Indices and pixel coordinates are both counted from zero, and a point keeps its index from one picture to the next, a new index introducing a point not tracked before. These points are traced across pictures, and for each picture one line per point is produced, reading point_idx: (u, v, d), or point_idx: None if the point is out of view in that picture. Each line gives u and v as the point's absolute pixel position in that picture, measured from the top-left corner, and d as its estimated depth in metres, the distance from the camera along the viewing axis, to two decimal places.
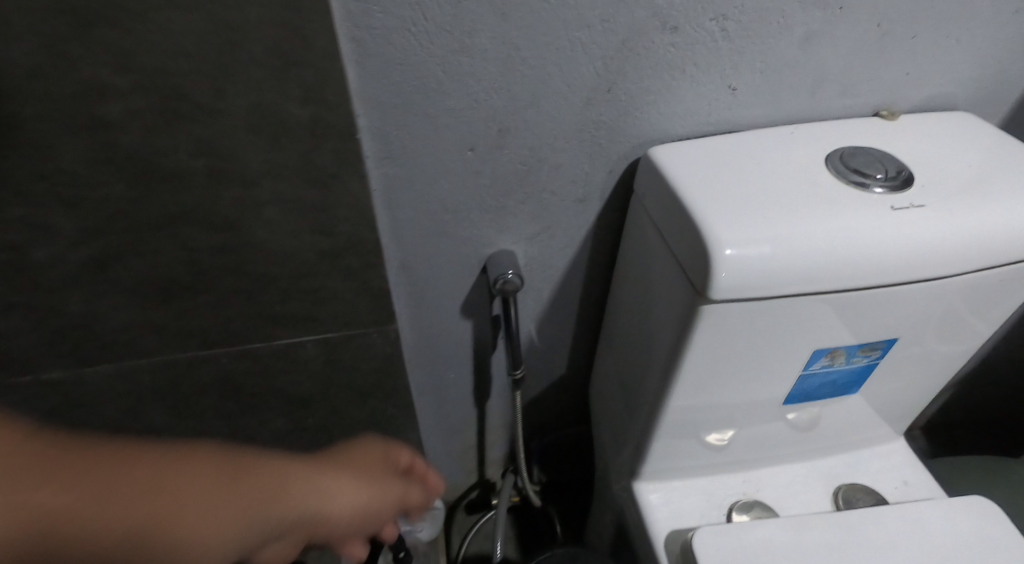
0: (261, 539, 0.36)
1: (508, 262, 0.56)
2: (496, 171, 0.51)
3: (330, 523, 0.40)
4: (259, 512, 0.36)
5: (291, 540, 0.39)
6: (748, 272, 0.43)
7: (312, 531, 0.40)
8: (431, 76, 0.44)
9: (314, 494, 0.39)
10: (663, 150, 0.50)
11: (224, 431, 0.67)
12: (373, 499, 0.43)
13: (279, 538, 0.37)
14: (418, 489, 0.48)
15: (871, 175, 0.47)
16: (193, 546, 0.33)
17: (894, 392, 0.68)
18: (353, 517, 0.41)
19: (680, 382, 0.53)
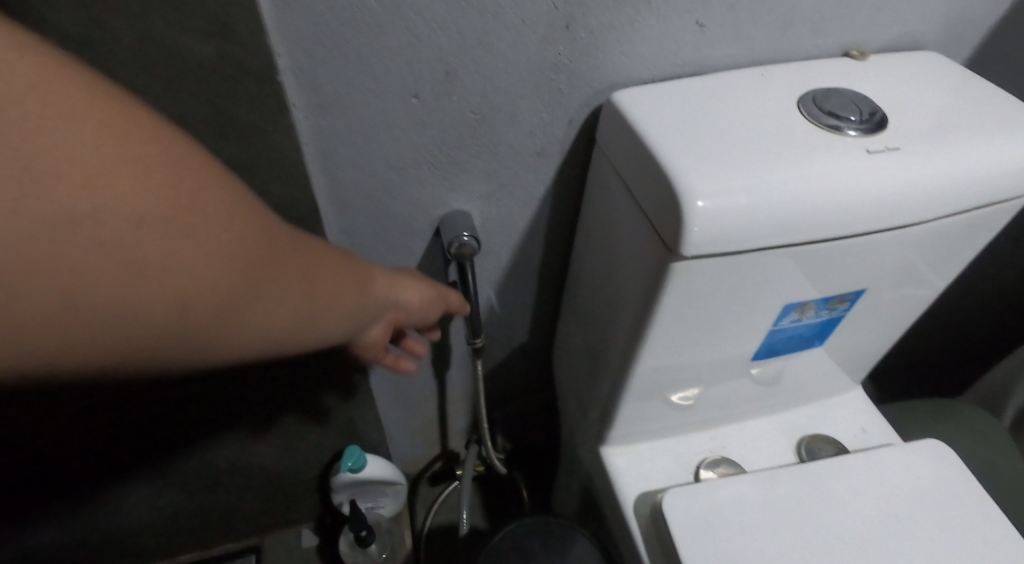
0: (329, 305, 0.36)
1: (463, 222, 0.52)
2: (445, 122, 0.46)
3: (366, 303, 0.40)
4: (310, 259, 0.34)
5: (343, 305, 0.37)
6: (723, 226, 0.40)
7: (354, 312, 0.39)
8: (364, 10, 0.38)
9: (353, 281, 0.38)
10: (626, 95, 0.46)
11: (157, 414, 0.61)
12: (388, 291, 0.43)
13: (326, 326, 0.36)
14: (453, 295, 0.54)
15: (844, 117, 0.44)
16: (284, 290, 0.32)
17: (856, 341, 0.67)
18: (379, 300, 0.42)
19: (647, 343, 0.51)
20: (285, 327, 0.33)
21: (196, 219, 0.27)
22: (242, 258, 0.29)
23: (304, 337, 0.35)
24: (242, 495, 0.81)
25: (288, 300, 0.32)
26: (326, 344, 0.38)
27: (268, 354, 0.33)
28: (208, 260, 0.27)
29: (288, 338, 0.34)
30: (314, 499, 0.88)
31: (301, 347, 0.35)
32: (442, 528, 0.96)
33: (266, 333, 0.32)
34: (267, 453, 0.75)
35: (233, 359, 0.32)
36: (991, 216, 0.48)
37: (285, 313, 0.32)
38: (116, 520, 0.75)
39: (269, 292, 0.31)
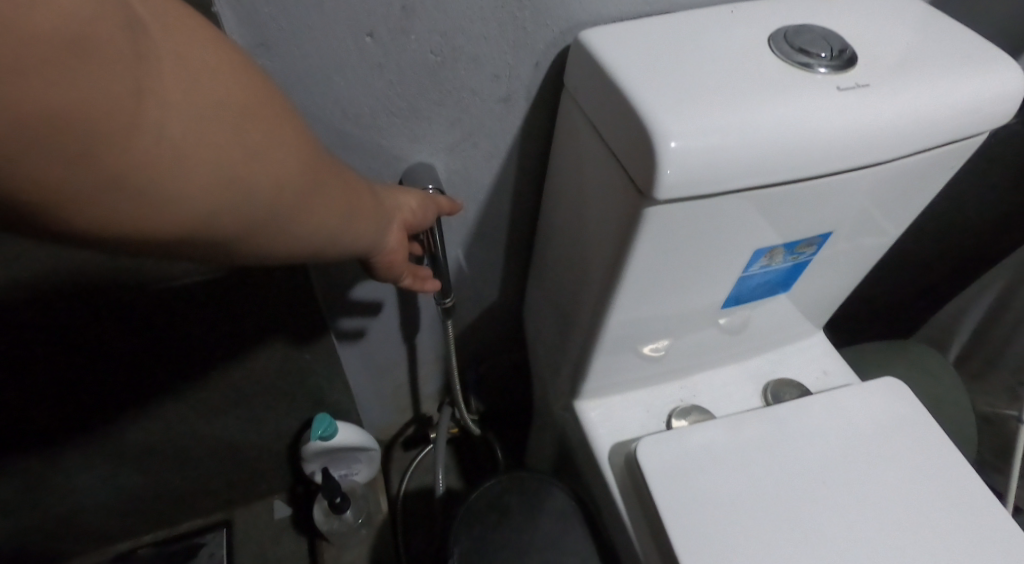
0: (352, 205, 0.37)
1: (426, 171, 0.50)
2: (404, 64, 0.43)
3: (383, 206, 0.42)
4: (330, 157, 0.36)
5: (363, 200, 0.39)
6: (697, 167, 0.39)
7: (377, 215, 0.40)
8: None
9: (366, 185, 0.40)
10: (594, 34, 0.44)
11: (111, 385, 0.58)
12: (403, 204, 0.44)
13: (353, 222, 0.38)
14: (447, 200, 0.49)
15: (815, 54, 0.43)
16: (315, 172, 0.33)
17: (819, 286, 0.68)
18: (393, 207, 0.43)
19: (620, 293, 0.50)
20: (318, 214, 0.35)
21: (238, 91, 0.29)
22: (277, 130, 0.31)
23: (336, 228, 0.36)
24: (208, 469, 0.78)
25: (320, 183, 0.34)
26: (352, 250, 0.39)
27: (304, 244, 0.35)
28: (249, 125, 0.29)
29: (318, 228, 0.35)
30: (285, 470, 0.86)
31: (332, 243, 0.37)
32: (417, 490, 0.96)
33: (303, 215, 0.33)
34: (232, 424, 0.72)
35: (273, 241, 0.33)
36: (951, 155, 0.49)
37: (319, 200, 0.34)
38: (74, 503, 0.72)
39: (305, 171, 0.32)
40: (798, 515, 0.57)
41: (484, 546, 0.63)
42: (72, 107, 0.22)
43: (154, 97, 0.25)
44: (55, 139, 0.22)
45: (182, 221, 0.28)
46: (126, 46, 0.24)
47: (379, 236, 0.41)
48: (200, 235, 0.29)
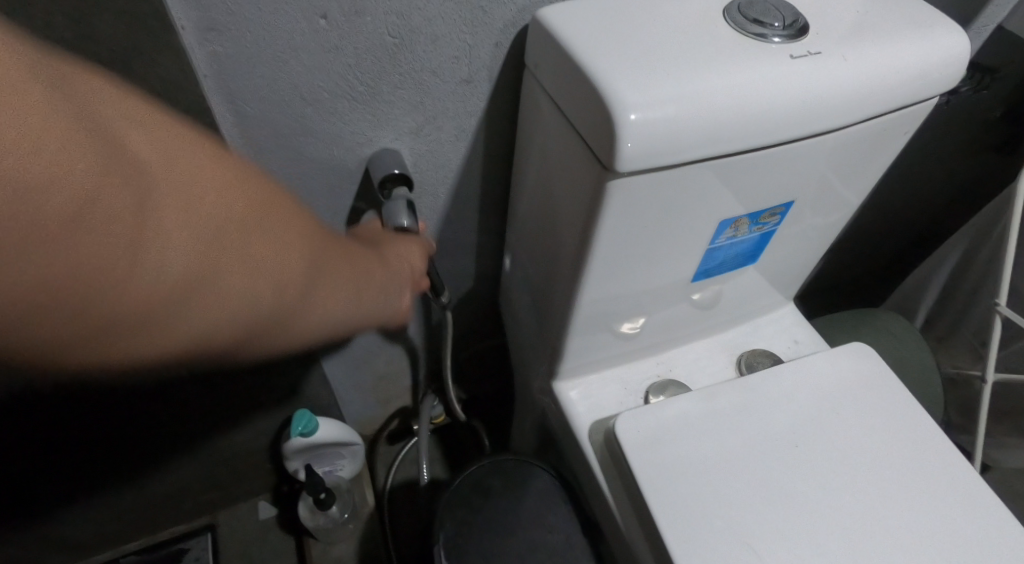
0: (355, 281, 0.39)
1: (404, 204, 0.48)
2: (359, 44, 0.43)
3: (388, 271, 0.43)
4: (327, 241, 0.38)
5: (365, 273, 0.40)
6: (656, 139, 0.39)
7: (382, 284, 0.42)
8: None
9: (367, 255, 0.42)
10: (550, 11, 0.44)
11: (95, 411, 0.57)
12: (410, 263, 0.46)
13: (357, 297, 0.39)
14: (424, 237, 0.50)
15: (768, 24, 0.43)
16: (312, 260, 0.35)
17: (784, 258, 0.70)
18: (398, 269, 0.44)
19: (592, 270, 0.50)
20: (320, 297, 0.36)
21: (233, 203, 0.31)
22: (270, 234, 0.32)
23: (343, 304, 0.38)
24: (189, 474, 0.77)
25: (318, 270, 0.36)
26: (364, 319, 0.41)
27: (318, 328, 0.37)
28: (246, 236, 0.31)
29: (325, 309, 0.37)
30: (268, 469, 0.85)
31: (342, 320, 0.39)
32: (404, 482, 0.95)
33: (306, 303, 0.35)
34: (210, 426, 0.71)
35: (288, 335, 0.35)
36: (903, 119, 0.50)
37: (319, 283, 0.36)
38: (55, 526, 0.70)
39: (302, 263, 0.34)
40: (776, 481, 0.58)
41: (471, 531, 0.63)
42: (81, 273, 0.24)
43: (163, 233, 0.27)
44: (75, 304, 0.24)
45: (202, 341, 0.30)
46: (130, 200, 0.25)
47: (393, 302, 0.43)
48: (220, 344, 0.32)
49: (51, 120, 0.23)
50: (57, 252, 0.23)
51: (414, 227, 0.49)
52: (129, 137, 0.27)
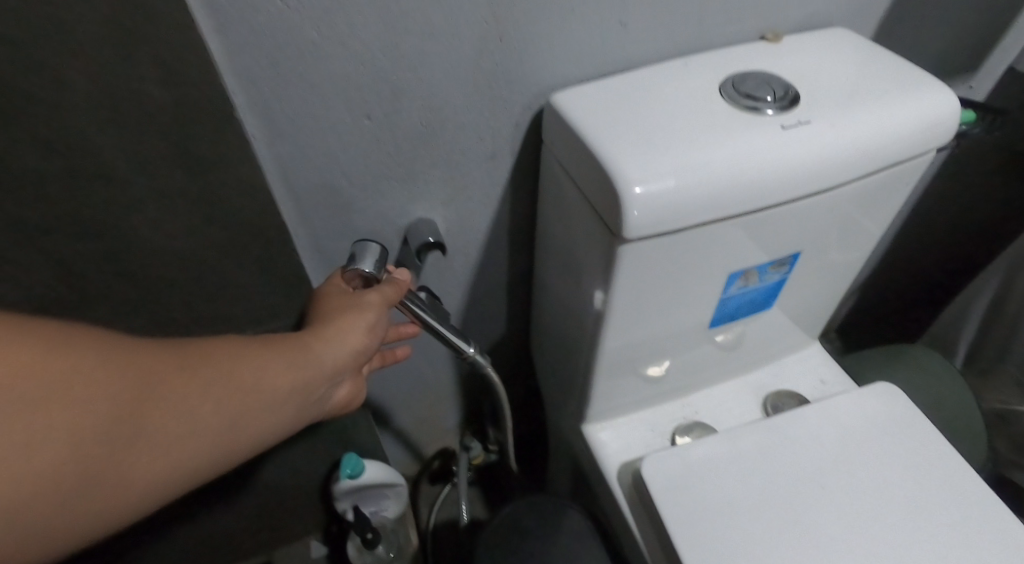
0: (241, 411, 0.37)
1: (373, 248, 0.49)
2: (396, 135, 0.49)
3: (299, 381, 0.41)
4: (202, 376, 0.35)
5: (262, 396, 0.38)
6: (660, 208, 0.44)
7: (287, 401, 0.40)
8: (308, 44, 0.41)
9: (272, 368, 0.39)
10: (563, 95, 0.49)
11: None
12: (333, 354, 0.44)
13: (245, 428, 0.37)
14: (379, 296, 0.47)
15: (761, 98, 0.48)
16: (172, 415, 0.33)
17: (803, 301, 0.72)
18: (315, 374, 0.42)
19: (610, 321, 0.54)
20: (192, 449, 0.35)
21: (47, 393, 0.29)
22: (107, 408, 0.31)
23: (223, 444, 0.36)
24: (248, 515, 0.83)
25: (180, 423, 0.34)
26: (265, 441, 0.40)
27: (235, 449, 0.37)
28: (72, 421, 0.29)
29: (199, 457, 0.35)
30: (318, 509, 0.90)
31: (229, 455, 0.37)
32: (446, 522, 1.00)
33: (167, 462, 0.33)
34: (266, 469, 0.77)
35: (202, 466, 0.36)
36: (902, 173, 0.53)
37: (185, 435, 0.34)
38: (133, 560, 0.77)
39: (149, 428, 0.32)
40: (802, 522, 0.60)
41: None
42: None
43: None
44: None
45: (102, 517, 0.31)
46: None
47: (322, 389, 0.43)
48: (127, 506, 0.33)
49: None
50: None
51: (376, 274, 0.49)
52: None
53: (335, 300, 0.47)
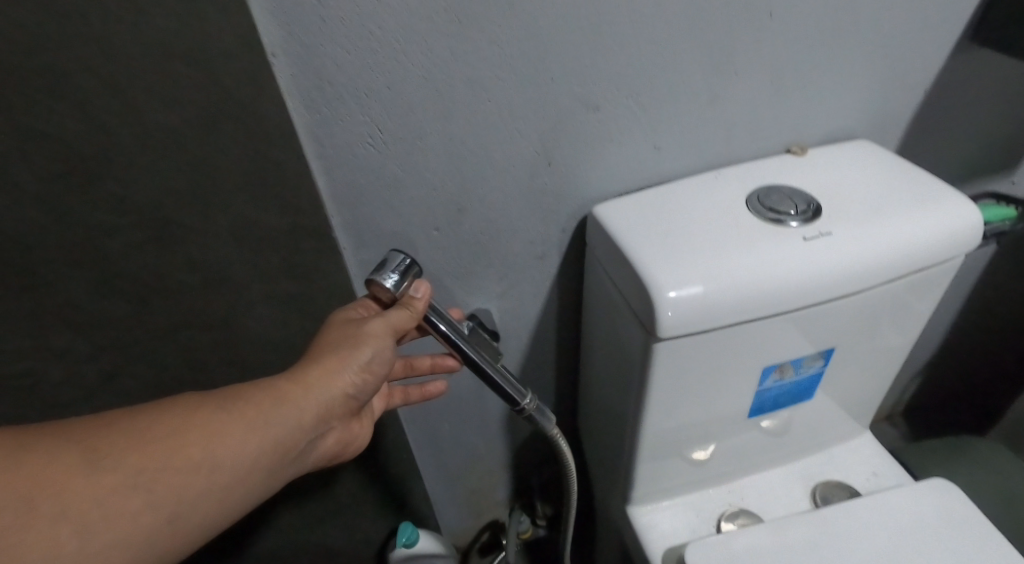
0: (182, 491, 0.35)
1: (400, 266, 0.42)
2: (459, 243, 0.56)
3: (260, 444, 0.38)
4: (122, 461, 0.33)
5: (207, 471, 0.36)
6: (691, 312, 0.49)
7: (245, 471, 0.37)
8: (393, 175, 0.49)
9: (222, 437, 0.36)
10: (604, 207, 0.56)
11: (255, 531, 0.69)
12: (306, 405, 0.40)
13: (189, 510, 0.35)
14: (383, 323, 0.43)
15: (785, 211, 0.53)
16: (88, 513, 0.31)
17: (848, 390, 0.73)
18: (282, 434, 0.39)
19: (648, 406, 0.58)
20: (117, 546, 0.32)
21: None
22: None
23: (162, 531, 0.34)
24: None
25: (98, 519, 0.32)
26: (226, 517, 0.37)
27: (225, 498, 0.37)
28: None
29: (133, 550, 0.33)
30: None
31: (176, 541, 0.35)
32: None
33: (120, 523, 0.32)
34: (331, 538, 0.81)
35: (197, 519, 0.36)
36: (930, 276, 0.56)
37: (107, 532, 0.32)
38: None
39: (56, 532, 0.30)
40: None
41: None
42: None
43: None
44: None
45: None
46: None
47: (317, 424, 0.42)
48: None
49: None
50: None
51: (398, 292, 0.42)
52: None
53: (337, 328, 0.44)
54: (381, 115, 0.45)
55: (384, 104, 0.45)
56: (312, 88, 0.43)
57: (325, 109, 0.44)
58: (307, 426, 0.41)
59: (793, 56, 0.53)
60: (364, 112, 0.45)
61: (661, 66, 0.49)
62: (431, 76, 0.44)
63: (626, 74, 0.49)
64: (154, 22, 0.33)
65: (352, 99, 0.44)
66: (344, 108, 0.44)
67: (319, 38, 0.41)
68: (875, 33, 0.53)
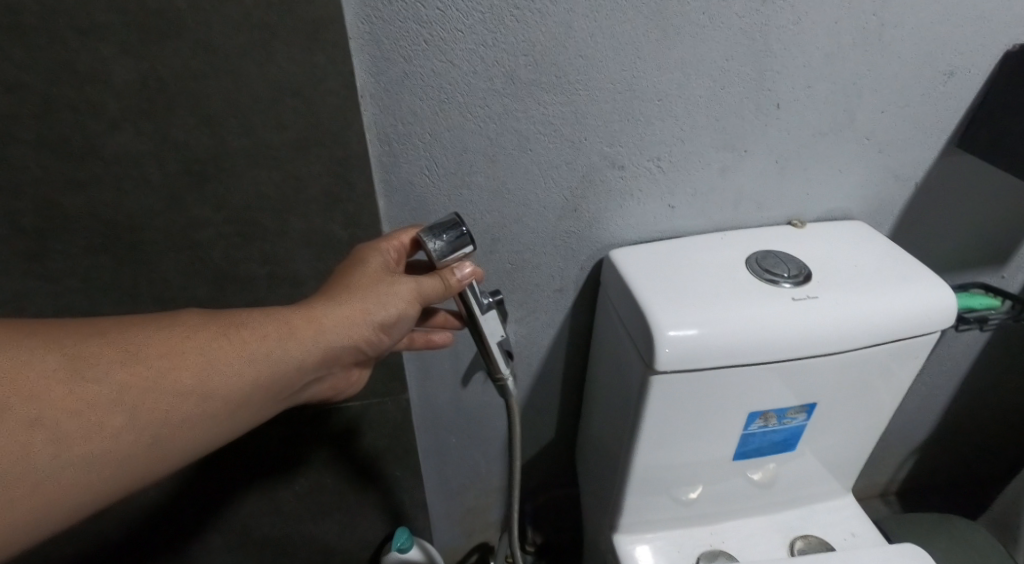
0: (164, 413, 0.39)
1: (451, 227, 0.46)
2: (490, 270, 0.63)
3: (254, 374, 0.42)
4: (110, 377, 0.37)
5: (193, 397, 0.40)
6: (684, 351, 0.55)
7: (230, 402, 0.42)
8: (440, 204, 0.57)
9: (211, 367, 0.41)
10: (620, 252, 0.63)
11: (263, 502, 0.75)
12: (307, 346, 0.44)
13: (170, 432, 0.39)
14: (415, 288, 0.48)
15: (779, 273, 0.60)
16: (66, 422, 0.36)
17: (845, 453, 0.74)
18: (278, 370, 0.43)
19: (641, 437, 0.63)
20: (90, 457, 0.37)
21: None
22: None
23: (141, 447, 0.38)
24: None
25: (78, 427, 0.36)
26: (207, 444, 0.42)
27: (212, 417, 0.41)
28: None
29: (109, 462, 0.37)
30: None
31: (154, 457, 0.39)
32: None
33: (113, 428, 0.37)
34: (332, 543, 0.83)
35: (185, 434, 0.40)
36: (908, 347, 0.61)
37: (89, 442, 0.36)
38: None
39: (35, 435, 0.35)
40: None
41: None
42: None
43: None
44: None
45: (95, 486, 0.37)
46: None
47: (314, 363, 0.45)
48: (124, 472, 0.38)
49: None
50: None
51: (443, 255, 0.46)
52: None
53: (369, 272, 0.47)
54: (439, 152, 0.53)
55: (443, 144, 0.53)
56: (387, 127, 0.51)
57: (395, 143, 0.52)
58: (300, 364, 0.44)
59: (797, 143, 0.60)
60: (425, 148, 0.53)
61: (680, 138, 0.57)
62: (486, 127, 0.53)
63: (650, 141, 0.57)
64: (279, 64, 0.43)
65: (417, 138, 0.52)
66: (409, 146, 0.53)
67: (400, 88, 0.49)
68: (870, 129, 0.61)
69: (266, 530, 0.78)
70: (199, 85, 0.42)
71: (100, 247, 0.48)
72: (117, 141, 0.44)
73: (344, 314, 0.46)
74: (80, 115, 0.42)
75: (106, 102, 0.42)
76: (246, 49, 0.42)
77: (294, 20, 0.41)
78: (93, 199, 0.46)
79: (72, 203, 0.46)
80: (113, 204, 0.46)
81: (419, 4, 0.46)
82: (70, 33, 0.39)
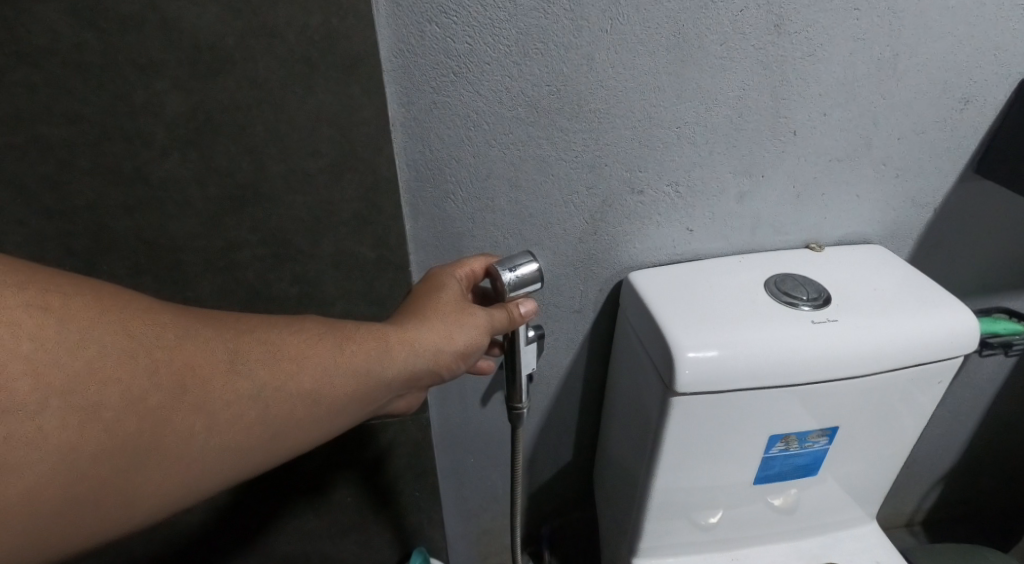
0: (288, 412, 0.40)
1: (522, 261, 0.49)
2: None
3: (357, 386, 0.43)
4: (253, 373, 0.39)
5: (308, 399, 0.41)
6: (705, 373, 0.55)
7: (337, 408, 0.43)
8: (464, 227, 0.59)
9: (327, 373, 0.42)
10: (639, 275, 0.64)
11: (286, 517, 0.76)
12: (399, 366, 0.46)
13: (285, 432, 0.41)
14: (486, 318, 0.49)
15: (799, 296, 0.60)
16: (221, 409, 0.37)
17: (868, 479, 0.73)
18: (375, 385, 0.45)
19: (660, 459, 0.63)
20: (230, 446, 0.38)
21: (105, 366, 0.34)
22: (163, 395, 0.35)
23: (264, 441, 0.40)
24: None
25: (225, 416, 0.38)
26: (314, 442, 0.43)
27: (323, 418, 0.42)
28: (129, 400, 0.34)
29: (241, 451, 0.39)
30: None
31: (271, 452, 0.41)
32: None
33: (248, 422, 0.39)
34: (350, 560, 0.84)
35: (299, 433, 0.41)
36: (930, 372, 0.61)
37: (234, 430, 0.38)
38: None
39: (196, 420, 0.36)
40: None
41: None
42: (125, 459, 0.34)
43: (43, 416, 0.32)
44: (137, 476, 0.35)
45: (226, 472, 0.38)
46: (125, 404, 0.34)
47: (404, 383, 0.47)
48: (248, 463, 0.40)
49: (105, 368, 0.34)
50: (117, 448, 0.34)
51: (511, 288, 0.49)
52: (110, 355, 0.34)
53: (449, 301, 0.49)
54: (464, 177, 0.55)
55: (469, 169, 0.55)
56: (416, 154, 0.53)
57: (422, 169, 0.54)
58: (394, 382, 0.46)
59: (814, 169, 0.61)
60: (451, 174, 0.55)
61: (699, 164, 0.59)
62: (510, 153, 0.55)
63: (669, 167, 0.58)
64: (317, 97, 0.45)
65: (443, 165, 0.54)
66: (436, 172, 0.55)
67: (429, 117, 0.52)
68: (888, 156, 0.62)
69: (287, 545, 0.79)
70: (242, 116, 0.45)
71: (142, 268, 0.51)
72: (165, 168, 0.46)
73: (434, 339, 0.47)
74: (132, 144, 0.45)
75: (155, 131, 0.45)
76: (287, 83, 0.44)
77: (332, 55, 0.44)
78: (140, 221, 0.48)
79: (119, 225, 0.48)
80: (157, 226, 0.49)
81: (449, 38, 0.48)
82: (128, 68, 0.42)
